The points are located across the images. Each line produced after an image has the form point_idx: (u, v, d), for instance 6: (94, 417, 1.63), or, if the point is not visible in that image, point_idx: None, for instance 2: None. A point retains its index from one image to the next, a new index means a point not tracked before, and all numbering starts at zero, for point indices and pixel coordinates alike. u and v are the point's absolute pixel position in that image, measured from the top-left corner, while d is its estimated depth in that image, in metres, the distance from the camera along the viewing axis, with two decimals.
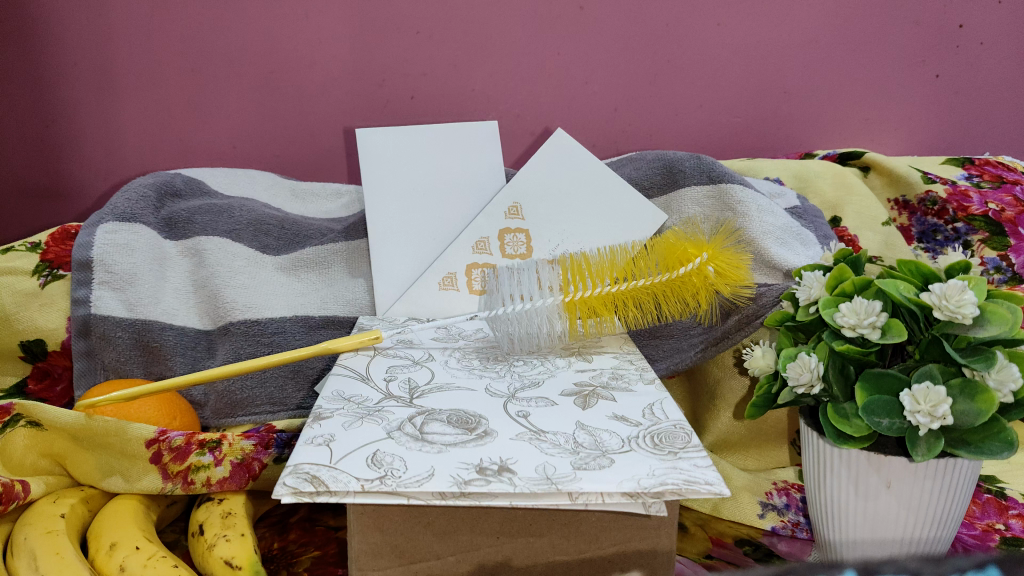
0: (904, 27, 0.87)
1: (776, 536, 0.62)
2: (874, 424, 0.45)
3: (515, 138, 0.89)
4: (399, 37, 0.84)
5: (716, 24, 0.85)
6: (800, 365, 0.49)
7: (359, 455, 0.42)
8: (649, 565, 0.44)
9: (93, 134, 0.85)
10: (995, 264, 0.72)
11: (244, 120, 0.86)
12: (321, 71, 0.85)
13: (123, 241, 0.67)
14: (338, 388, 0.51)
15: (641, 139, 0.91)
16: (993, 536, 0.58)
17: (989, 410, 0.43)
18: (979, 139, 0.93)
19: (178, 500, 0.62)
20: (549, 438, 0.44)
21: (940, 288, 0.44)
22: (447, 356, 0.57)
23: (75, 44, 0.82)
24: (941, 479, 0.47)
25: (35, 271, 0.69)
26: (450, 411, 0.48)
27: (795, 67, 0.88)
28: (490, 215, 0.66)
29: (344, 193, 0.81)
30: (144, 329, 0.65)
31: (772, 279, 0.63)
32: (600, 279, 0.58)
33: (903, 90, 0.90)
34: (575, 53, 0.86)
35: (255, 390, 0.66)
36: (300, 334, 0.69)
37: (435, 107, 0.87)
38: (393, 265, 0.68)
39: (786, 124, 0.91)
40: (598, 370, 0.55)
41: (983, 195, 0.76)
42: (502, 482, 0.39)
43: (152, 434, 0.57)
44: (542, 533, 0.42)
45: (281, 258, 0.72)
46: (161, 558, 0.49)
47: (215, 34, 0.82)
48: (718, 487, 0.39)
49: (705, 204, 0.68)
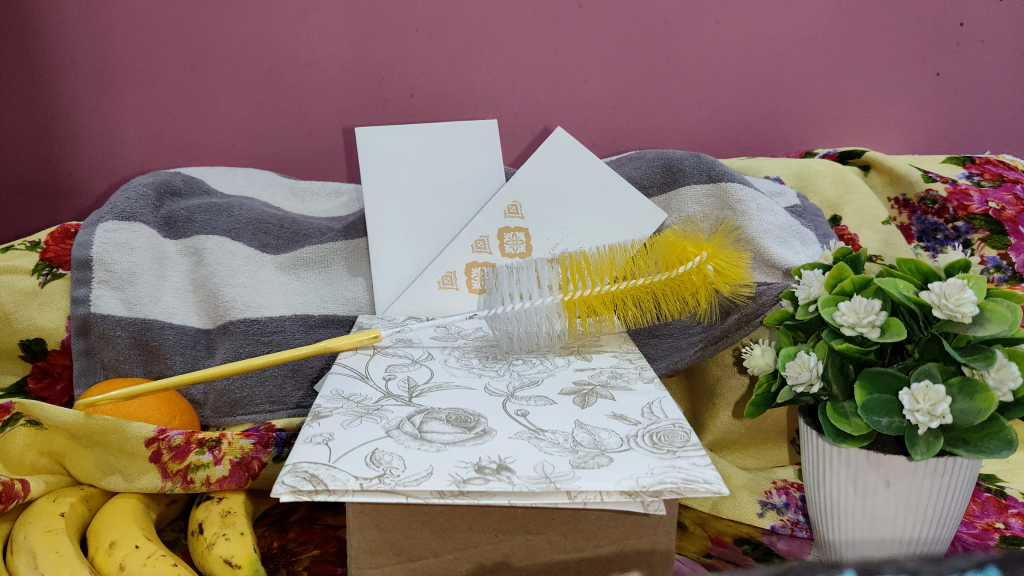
0: (904, 25, 0.87)
1: (776, 535, 0.61)
2: (874, 423, 0.45)
3: (515, 137, 0.89)
4: (398, 36, 0.84)
5: (715, 23, 0.85)
6: (800, 364, 0.49)
7: (359, 453, 0.42)
8: (648, 564, 0.44)
9: (93, 133, 0.85)
10: (995, 263, 0.72)
11: (243, 119, 0.86)
12: (320, 70, 0.85)
13: (122, 240, 0.67)
14: (337, 386, 0.51)
15: (640, 138, 0.91)
16: (992, 535, 0.58)
17: (989, 409, 0.43)
18: (979, 138, 0.93)
19: (177, 499, 0.62)
20: (548, 437, 0.44)
21: (940, 286, 0.44)
22: (446, 355, 0.57)
23: (74, 43, 0.82)
24: (941, 477, 0.47)
25: (35, 270, 0.69)
26: (449, 410, 0.48)
27: (795, 65, 0.88)
28: (490, 214, 0.66)
29: (344, 192, 0.81)
30: (144, 328, 0.66)
31: (772, 278, 0.63)
32: (599, 278, 0.58)
33: (903, 89, 0.90)
34: (575, 52, 0.86)
35: (254, 390, 0.66)
36: (300, 333, 0.69)
37: (434, 106, 0.87)
38: (392, 264, 0.68)
39: (786, 123, 0.91)
40: (597, 369, 0.55)
41: (983, 193, 0.76)
42: (501, 481, 0.39)
43: (151, 433, 0.57)
44: (540, 532, 0.42)
45: (281, 257, 0.72)
46: (160, 556, 0.49)
47: (215, 34, 0.82)
48: (717, 486, 0.39)
49: (705, 202, 0.68)
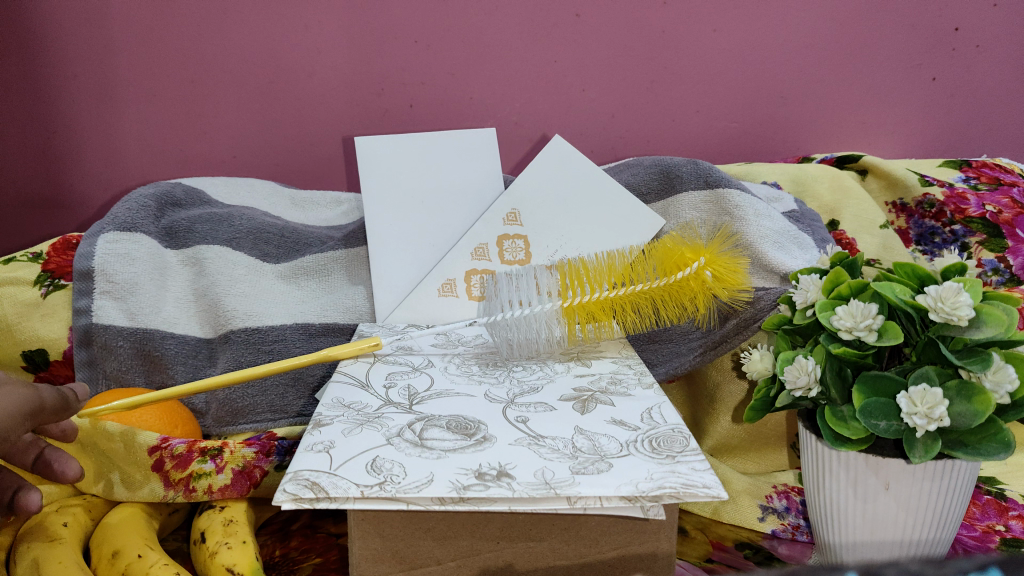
0: (900, 30, 0.87)
1: (777, 539, 0.62)
2: (872, 426, 0.46)
3: (514, 145, 0.90)
4: (398, 46, 0.84)
5: (712, 30, 0.86)
6: (798, 368, 0.49)
7: (360, 460, 0.42)
8: (649, 568, 0.44)
9: (94, 145, 0.86)
10: (993, 266, 0.73)
11: (243, 129, 0.87)
12: (319, 80, 0.85)
13: (124, 251, 0.67)
14: (337, 394, 0.51)
15: (639, 145, 0.91)
16: (992, 537, 0.58)
17: (986, 411, 0.43)
18: (976, 141, 0.94)
19: (179, 509, 0.62)
20: (548, 444, 0.44)
21: (935, 290, 0.45)
22: (447, 363, 0.58)
23: (74, 56, 0.82)
24: (941, 480, 0.47)
25: (36, 281, 0.69)
26: (450, 416, 0.48)
27: (791, 71, 0.89)
28: (490, 221, 0.67)
29: (344, 201, 0.81)
30: (145, 338, 0.66)
31: (770, 283, 0.63)
32: (598, 283, 0.58)
33: (899, 94, 0.91)
34: (572, 59, 0.86)
35: (255, 399, 0.67)
36: (300, 342, 0.69)
37: (433, 115, 0.88)
38: (392, 273, 0.69)
39: (783, 128, 0.92)
40: (597, 374, 0.55)
41: (980, 197, 0.76)
42: (501, 486, 0.39)
43: (154, 441, 0.58)
44: (542, 538, 0.43)
45: (281, 266, 0.73)
46: (165, 565, 0.49)
47: (214, 45, 0.83)
48: (716, 491, 0.39)
49: (703, 208, 0.69)
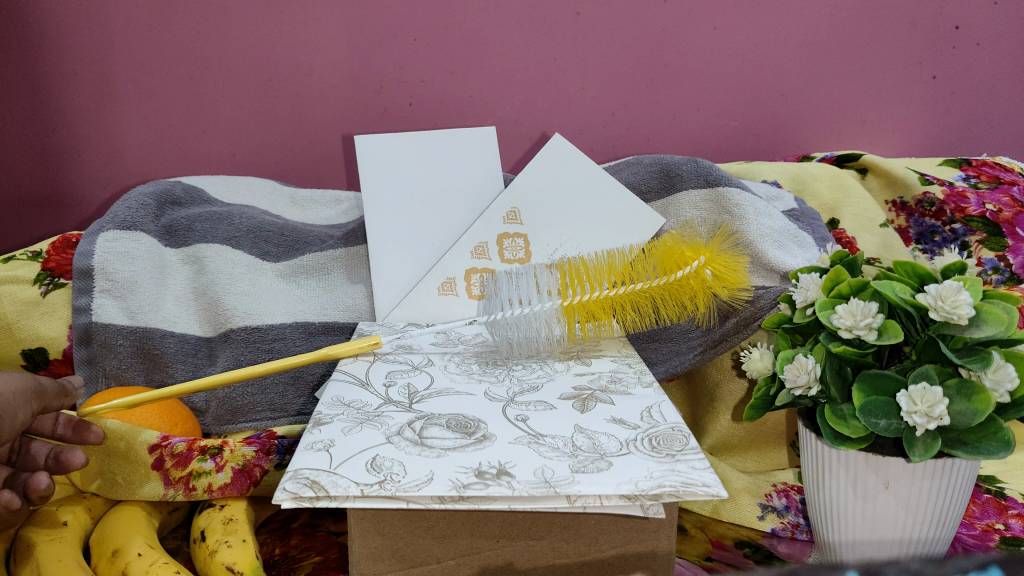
0: (900, 28, 0.87)
1: (776, 538, 0.62)
2: (871, 425, 0.46)
3: (514, 143, 0.90)
4: (397, 43, 0.84)
5: (711, 28, 0.86)
6: (797, 367, 0.49)
7: (359, 458, 0.42)
8: (649, 567, 0.44)
9: (94, 142, 0.86)
10: (992, 264, 0.73)
11: (243, 127, 0.87)
12: (319, 78, 0.85)
13: (124, 249, 0.67)
14: (337, 393, 0.51)
15: (639, 144, 0.91)
16: (992, 536, 0.58)
17: (986, 410, 0.43)
18: (976, 140, 0.93)
19: (178, 507, 0.62)
20: (547, 442, 0.44)
21: (935, 288, 0.45)
22: (447, 361, 0.58)
23: (74, 53, 0.82)
24: (940, 479, 0.47)
25: (35, 279, 0.69)
26: (449, 415, 0.48)
27: (791, 69, 0.88)
28: (489, 220, 0.67)
29: (344, 200, 0.81)
30: (145, 337, 0.66)
31: (770, 282, 0.63)
32: (598, 282, 0.58)
33: (899, 92, 0.91)
34: (572, 57, 0.86)
35: (255, 397, 0.67)
36: (300, 341, 0.69)
37: (433, 114, 0.88)
38: (392, 271, 0.69)
39: (783, 127, 0.91)
40: (597, 373, 0.55)
41: (980, 195, 0.76)
42: (501, 485, 0.39)
43: (153, 440, 0.58)
44: (542, 536, 0.43)
45: (281, 264, 0.73)
46: (164, 563, 0.49)
47: (214, 42, 0.83)
48: (716, 489, 0.39)
49: (703, 207, 0.69)
